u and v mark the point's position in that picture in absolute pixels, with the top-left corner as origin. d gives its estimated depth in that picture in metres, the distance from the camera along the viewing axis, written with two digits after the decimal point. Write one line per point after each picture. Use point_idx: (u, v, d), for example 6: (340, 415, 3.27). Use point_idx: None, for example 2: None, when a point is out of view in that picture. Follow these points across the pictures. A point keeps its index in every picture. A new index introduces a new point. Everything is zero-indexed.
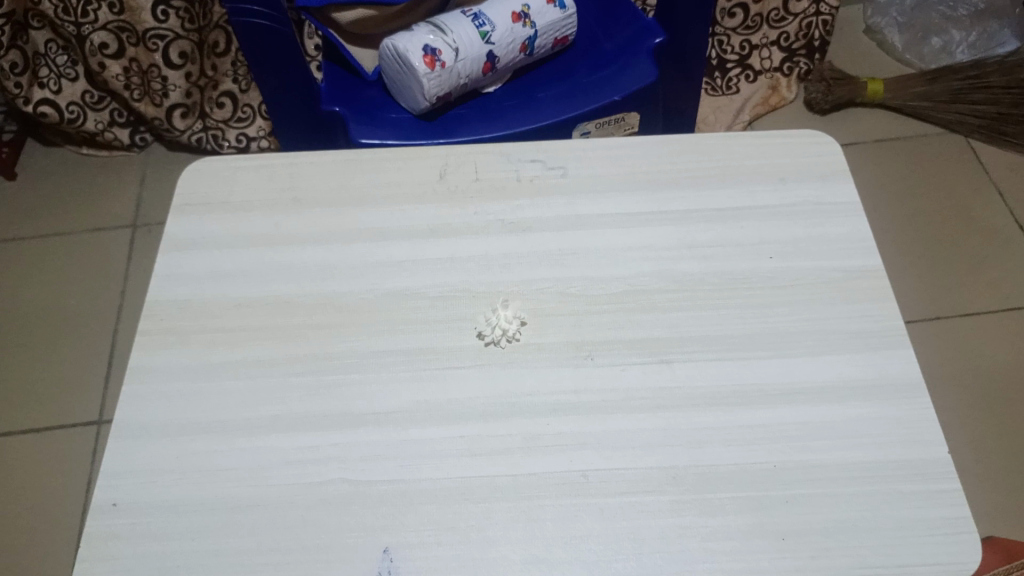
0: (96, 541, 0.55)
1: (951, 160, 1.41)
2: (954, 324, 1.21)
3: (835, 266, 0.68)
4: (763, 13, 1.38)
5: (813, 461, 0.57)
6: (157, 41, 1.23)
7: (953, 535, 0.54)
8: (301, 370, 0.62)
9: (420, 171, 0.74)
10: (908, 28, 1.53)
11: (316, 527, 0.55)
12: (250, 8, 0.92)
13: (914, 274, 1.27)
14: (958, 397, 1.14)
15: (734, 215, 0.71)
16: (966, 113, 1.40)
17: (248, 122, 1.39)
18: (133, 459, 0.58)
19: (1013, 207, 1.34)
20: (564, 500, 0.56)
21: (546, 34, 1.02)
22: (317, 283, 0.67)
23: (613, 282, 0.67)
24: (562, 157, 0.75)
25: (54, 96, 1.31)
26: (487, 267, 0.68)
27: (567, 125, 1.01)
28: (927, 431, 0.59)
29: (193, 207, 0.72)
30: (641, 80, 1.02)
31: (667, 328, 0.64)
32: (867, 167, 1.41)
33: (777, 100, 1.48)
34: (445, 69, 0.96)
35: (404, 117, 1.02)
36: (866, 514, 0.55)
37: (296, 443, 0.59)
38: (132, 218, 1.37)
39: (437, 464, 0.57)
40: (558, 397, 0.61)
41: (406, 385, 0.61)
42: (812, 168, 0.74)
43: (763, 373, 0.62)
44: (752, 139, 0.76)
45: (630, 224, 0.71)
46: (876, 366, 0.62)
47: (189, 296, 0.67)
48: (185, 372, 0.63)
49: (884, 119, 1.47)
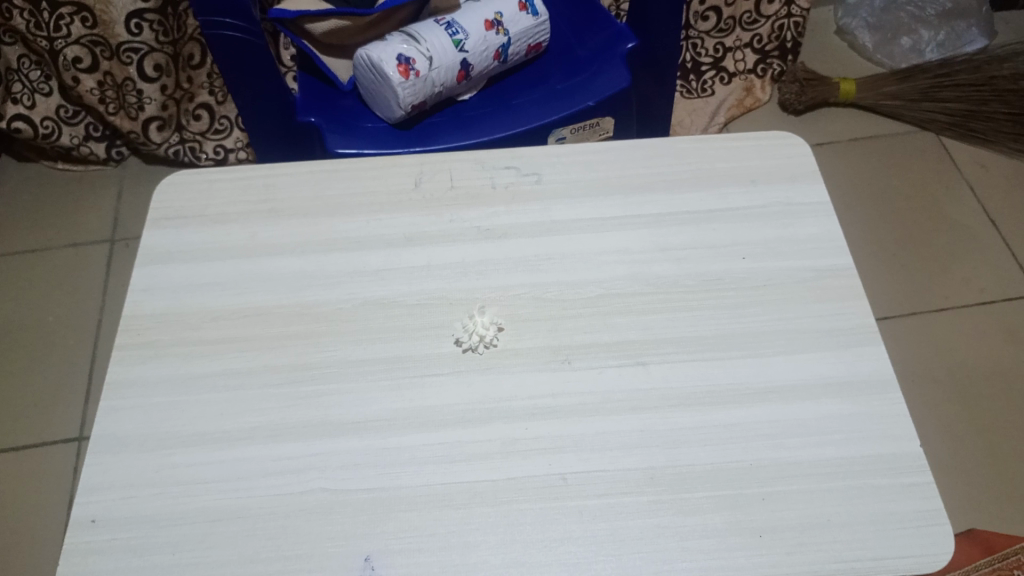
0: (74, 558, 0.54)
1: (922, 157, 1.43)
2: (928, 319, 1.23)
3: (807, 266, 0.69)
4: (736, 16, 1.39)
5: (788, 457, 0.58)
6: (131, 54, 1.22)
7: (925, 526, 0.55)
8: (279, 380, 0.63)
9: (396, 179, 0.75)
10: (878, 29, 1.55)
11: (296, 537, 0.55)
12: (223, 20, 0.92)
13: (888, 271, 1.29)
14: (933, 391, 1.16)
15: (707, 216, 0.72)
16: (936, 111, 1.43)
17: (225, 134, 1.38)
18: (112, 473, 0.58)
19: (983, 203, 1.37)
20: (542, 503, 0.56)
21: (519, 41, 1.03)
22: (294, 293, 0.68)
23: (588, 286, 0.68)
24: (536, 163, 0.76)
25: (28, 111, 1.30)
26: (463, 274, 0.69)
27: (542, 131, 1.02)
28: (898, 425, 0.60)
29: (168, 220, 0.72)
30: (615, 85, 1.03)
31: (642, 330, 0.65)
32: (841, 167, 1.43)
33: (752, 101, 1.49)
34: (419, 78, 0.96)
35: (380, 126, 1.02)
36: (840, 507, 0.56)
37: (276, 453, 0.59)
38: (110, 232, 1.36)
39: (417, 470, 0.58)
40: (535, 401, 0.61)
41: (385, 393, 0.62)
42: (783, 169, 0.75)
43: (738, 372, 0.63)
44: (724, 142, 0.77)
45: (605, 228, 0.71)
46: (848, 362, 0.63)
47: (166, 309, 0.67)
48: (163, 386, 0.62)
49: (857, 118, 1.49)
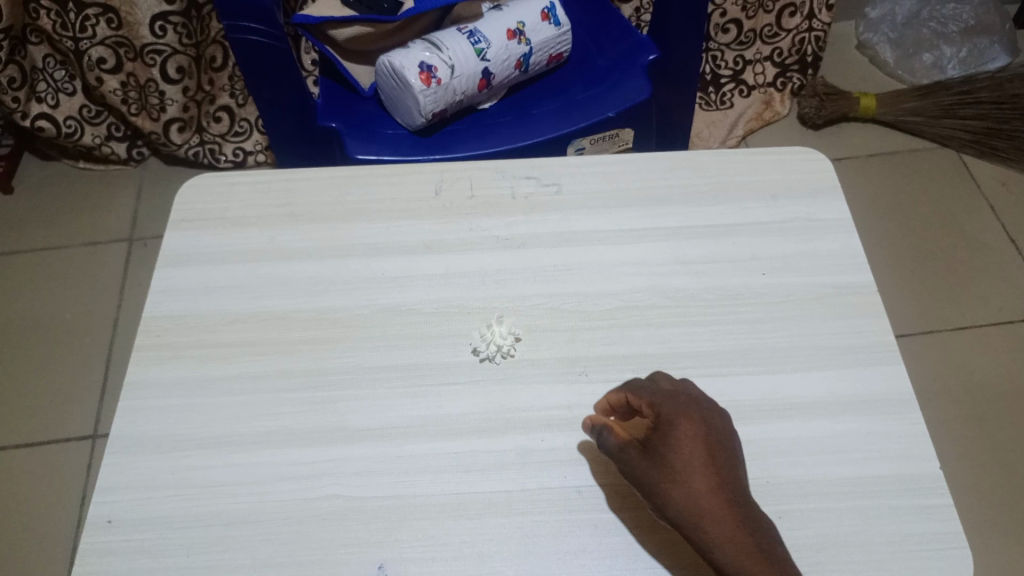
0: (90, 558, 0.55)
1: (942, 173, 1.42)
2: (946, 337, 1.22)
3: (826, 282, 0.68)
4: (756, 29, 1.39)
5: (805, 475, 0.58)
6: (155, 56, 1.23)
7: (944, 549, 0.54)
8: (297, 386, 0.63)
9: (415, 187, 0.75)
10: (899, 44, 1.55)
11: (310, 543, 0.55)
12: (248, 25, 0.92)
13: (906, 288, 1.28)
14: (949, 409, 1.15)
15: (727, 230, 0.72)
16: (957, 128, 1.42)
17: (245, 136, 1.40)
18: (128, 475, 0.58)
19: (1004, 220, 1.36)
20: (556, 515, 0.56)
21: (540, 51, 1.03)
22: (313, 298, 0.68)
23: (606, 298, 0.68)
24: (556, 173, 0.76)
25: (51, 110, 1.32)
26: (481, 283, 0.69)
27: (562, 141, 1.02)
28: (918, 445, 0.59)
29: (190, 223, 0.73)
30: (635, 96, 1.03)
31: (659, 343, 0.65)
32: (860, 182, 1.42)
33: (770, 115, 1.49)
34: (441, 85, 0.97)
35: (400, 133, 1.03)
36: (858, 528, 0.55)
37: (291, 458, 0.59)
38: (129, 232, 1.37)
39: (431, 479, 0.58)
40: (551, 413, 0.61)
41: (400, 401, 0.62)
42: (803, 184, 0.75)
43: (755, 388, 0.62)
44: (744, 156, 0.77)
45: (623, 240, 0.71)
46: (867, 380, 0.63)
47: (185, 312, 0.67)
48: (180, 387, 0.63)
49: (876, 133, 1.48)
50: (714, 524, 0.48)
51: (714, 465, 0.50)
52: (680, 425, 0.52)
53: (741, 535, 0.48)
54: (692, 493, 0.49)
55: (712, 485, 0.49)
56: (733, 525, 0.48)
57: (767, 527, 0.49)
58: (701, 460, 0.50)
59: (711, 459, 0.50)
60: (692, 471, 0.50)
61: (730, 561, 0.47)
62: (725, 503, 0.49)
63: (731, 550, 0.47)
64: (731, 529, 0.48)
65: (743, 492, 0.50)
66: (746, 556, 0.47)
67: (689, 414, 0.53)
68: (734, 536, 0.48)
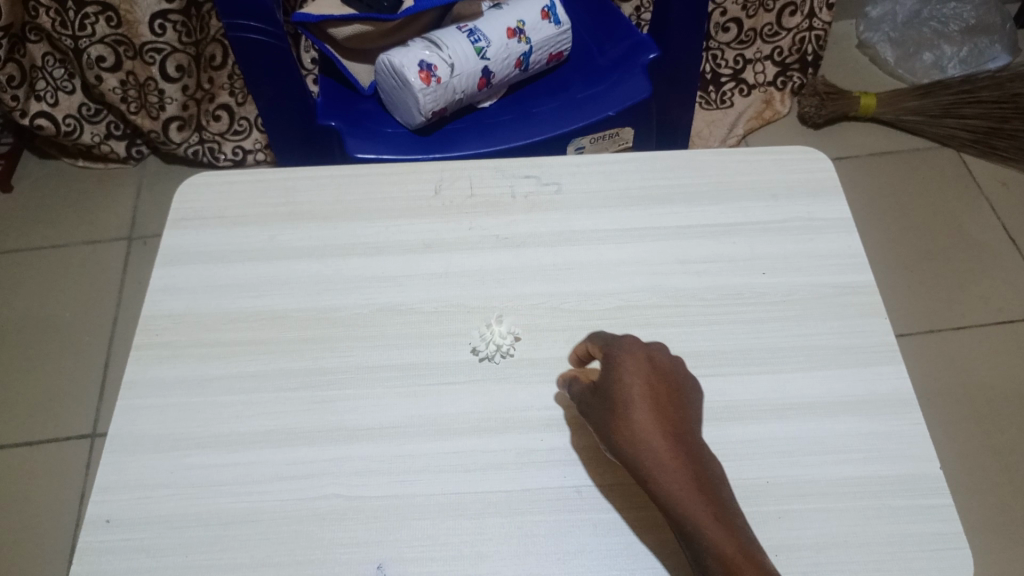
0: (89, 557, 0.54)
1: (942, 173, 1.42)
2: (947, 337, 1.22)
3: (826, 281, 0.68)
4: (757, 28, 1.39)
5: (805, 475, 0.58)
6: (154, 54, 1.23)
7: (945, 550, 0.54)
8: (296, 385, 0.63)
9: (414, 186, 0.75)
10: (900, 44, 1.54)
11: (308, 542, 0.55)
12: (247, 23, 0.92)
13: (907, 288, 1.28)
14: (949, 409, 1.15)
15: (727, 230, 0.72)
16: (958, 128, 1.41)
17: (244, 135, 1.39)
18: (127, 474, 0.58)
19: (1004, 220, 1.35)
20: (556, 514, 0.56)
21: (540, 49, 1.03)
22: (312, 297, 0.68)
23: (606, 298, 0.67)
24: (556, 172, 0.76)
25: (51, 108, 1.32)
26: (481, 282, 0.68)
27: (562, 140, 1.02)
28: (919, 446, 0.59)
29: (189, 221, 0.73)
30: (636, 95, 1.03)
31: (659, 342, 0.64)
32: (860, 182, 1.42)
33: (771, 114, 1.49)
34: (440, 84, 0.97)
35: (400, 132, 1.03)
36: (857, 528, 0.55)
37: (291, 458, 0.59)
38: (128, 230, 1.37)
39: (431, 479, 0.58)
40: (551, 412, 0.61)
41: (400, 400, 0.62)
42: (803, 184, 0.75)
43: (755, 388, 0.62)
44: (745, 155, 0.77)
45: (624, 239, 0.71)
46: (867, 380, 0.62)
47: (184, 311, 0.67)
48: (180, 386, 0.63)
49: (877, 132, 1.48)
50: (649, 446, 0.51)
51: (658, 398, 0.54)
52: (626, 359, 0.55)
53: (672, 458, 0.50)
54: (632, 419, 0.52)
55: (652, 413, 0.53)
56: (665, 449, 0.51)
57: (704, 455, 0.52)
58: (643, 390, 0.54)
59: (650, 390, 0.54)
60: (635, 400, 0.53)
61: (661, 481, 0.50)
62: (662, 429, 0.52)
63: (664, 471, 0.50)
64: (665, 451, 0.51)
65: (682, 421, 0.53)
66: (677, 476, 0.50)
67: (637, 351, 0.56)
68: (667, 456, 0.50)
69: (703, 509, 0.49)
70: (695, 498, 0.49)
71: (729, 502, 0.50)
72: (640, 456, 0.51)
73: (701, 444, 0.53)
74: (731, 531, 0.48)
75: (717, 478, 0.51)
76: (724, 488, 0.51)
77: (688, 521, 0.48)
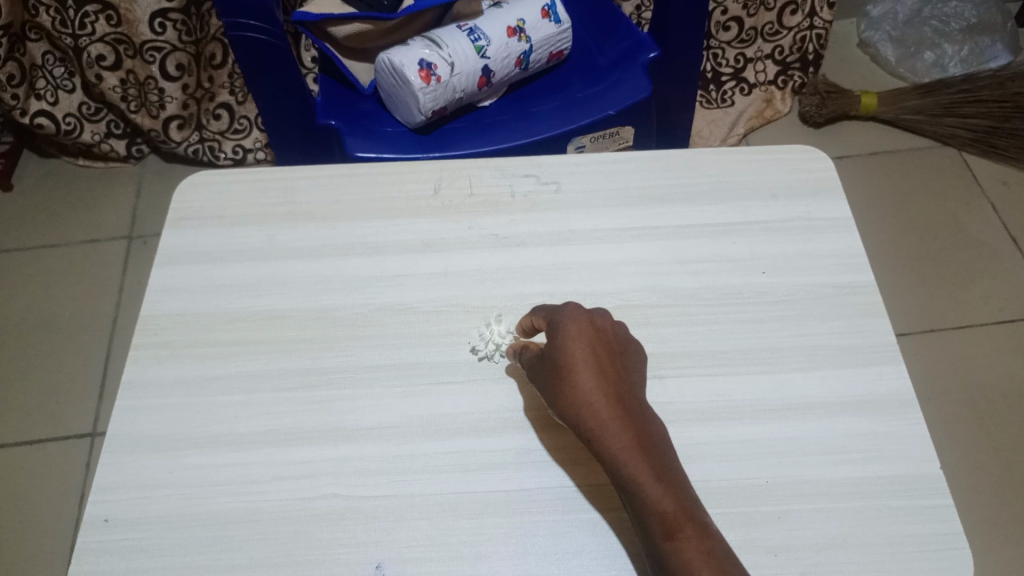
0: (87, 557, 0.54)
1: (943, 172, 1.42)
2: (947, 337, 1.22)
3: (827, 281, 0.68)
4: (758, 27, 1.39)
5: (805, 475, 0.58)
6: (155, 53, 1.23)
7: (945, 551, 0.54)
8: (295, 385, 0.62)
9: (414, 185, 0.75)
10: (901, 43, 1.54)
11: (307, 542, 0.55)
12: (247, 22, 0.92)
13: (907, 287, 1.28)
14: (950, 409, 1.15)
15: (727, 230, 0.71)
16: (959, 127, 1.41)
17: (244, 134, 1.39)
18: (126, 474, 0.58)
19: (1005, 219, 1.35)
20: (555, 515, 0.56)
21: (541, 48, 1.03)
22: (311, 297, 0.68)
23: (606, 297, 0.67)
24: (556, 171, 0.76)
25: (51, 107, 1.32)
26: (481, 282, 0.68)
27: (561, 139, 1.02)
28: (919, 447, 0.59)
29: (188, 221, 0.73)
30: (636, 94, 1.03)
31: (659, 342, 0.64)
32: (860, 181, 1.42)
33: (771, 113, 1.48)
34: (440, 83, 0.96)
35: (400, 131, 1.03)
36: (857, 529, 0.55)
37: (289, 458, 0.59)
38: (128, 229, 1.37)
39: (430, 478, 0.57)
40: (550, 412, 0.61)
41: (399, 400, 0.61)
42: (804, 183, 0.74)
43: (755, 388, 0.62)
44: (745, 155, 0.77)
45: (623, 238, 0.71)
46: (867, 381, 0.62)
47: (183, 310, 0.67)
48: (178, 386, 0.62)
49: (877, 131, 1.48)
50: (592, 409, 0.53)
51: (599, 362, 0.56)
52: (569, 326, 0.57)
53: (617, 421, 0.53)
54: (575, 384, 0.55)
55: (595, 379, 0.55)
56: (610, 412, 0.53)
57: (644, 414, 0.54)
58: (586, 356, 0.56)
59: (595, 356, 0.56)
60: (578, 366, 0.55)
61: (604, 442, 0.52)
62: (604, 392, 0.54)
63: (607, 432, 0.52)
64: (608, 415, 0.53)
65: (625, 383, 0.55)
66: (619, 437, 0.52)
67: (579, 315, 0.58)
68: (608, 419, 0.53)
69: (642, 463, 0.51)
70: (634, 454, 0.51)
71: (670, 457, 0.52)
72: (585, 419, 0.53)
73: (643, 403, 0.55)
74: (669, 483, 0.50)
75: (658, 435, 0.53)
76: (666, 444, 0.53)
77: (628, 477, 0.51)
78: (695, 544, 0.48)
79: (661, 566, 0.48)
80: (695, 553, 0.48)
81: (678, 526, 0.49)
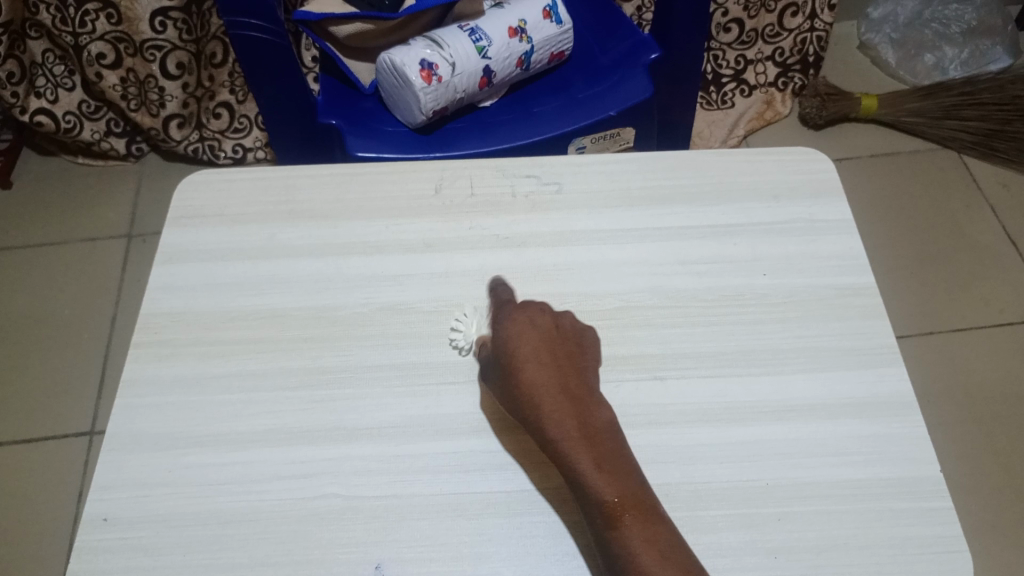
0: (86, 555, 0.54)
1: (943, 175, 1.42)
2: (946, 339, 1.22)
3: (828, 283, 0.68)
4: (758, 29, 1.39)
5: (805, 477, 0.57)
6: (155, 52, 1.23)
7: (947, 552, 0.54)
8: (296, 384, 0.62)
9: (415, 185, 0.75)
10: (902, 45, 1.54)
11: (307, 543, 0.55)
12: (248, 21, 0.92)
13: (906, 290, 1.28)
14: (949, 411, 1.15)
15: (729, 231, 0.71)
16: (959, 130, 1.41)
17: (244, 132, 1.39)
18: (126, 472, 0.58)
19: (1004, 223, 1.35)
20: (555, 516, 0.56)
21: (542, 48, 1.03)
22: (312, 297, 0.67)
23: (607, 297, 0.67)
24: (558, 172, 0.75)
25: (50, 105, 1.31)
26: (482, 282, 0.68)
27: (562, 140, 1.02)
28: (922, 449, 0.59)
29: (189, 219, 0.72)
30: (637, 94, 1.03)
31: (660, 343, 0.64)
32: (860, 183, 1.42)
33: (771, 115, 1.48)
34: (441, 83, 0.96)
35: (400, 130, 1.03)
36: (858, 531, 0.55)
37: (290, 457, 0.59)
38: (127, 228, 1.37)
39: (430, 479, 0.57)
40: None
41: (400, 400, 0.61)
42: (806, 185, 0.74)
43: (757, 390, 0.62)
44: (746, 156, 0.77)
45: (625, 239, 0.71)
46: (869, 383, 0.62)
47: (184, 309, 0.67)
48: (178, 385, 0.62)
49: (877, 134, 1.48)
50: (537, 400, 0.55)
51: (544, 358, 0.58)
52: (512, 326, 0.60)
53: (561, 412, 0.55)
54: (522, 377, 0.56)
55: (542, 373, 0.56)
56: (555, 404, 0.55)
57: (591, 405, 0.56)
58: (532, 351, 0.58)
59: (539, 351, 0.58)
60: (525, 363, 0.57)
61: (550, 431, 0.54)
62: (552, 386, 0.56)
63: (554, 424, 0.54)
64: (553, 406, 0.55)
65: (570, 376, 0.57)
66: (562, 426, 0.54)
67: (525, 314, 0.61)
68: (552, 410, 0.55)
69: (588, 453, 0.53)
70: (577, 443, 0.53)
71: (618, 447, 0.54)
72: (530, 412, 0.55)
73: (592, 394, 0.57)
74: (615, 473, 0.52)
75: (605, 424, 0.55)
76: (613, 433, 0.55)
77: (573, 465, 0.53)
78: (638, 532, 0.50)
79: (608, 553, 0.50)
80: (638, 541, 0.49)
81: (621, 514, 0.50)
